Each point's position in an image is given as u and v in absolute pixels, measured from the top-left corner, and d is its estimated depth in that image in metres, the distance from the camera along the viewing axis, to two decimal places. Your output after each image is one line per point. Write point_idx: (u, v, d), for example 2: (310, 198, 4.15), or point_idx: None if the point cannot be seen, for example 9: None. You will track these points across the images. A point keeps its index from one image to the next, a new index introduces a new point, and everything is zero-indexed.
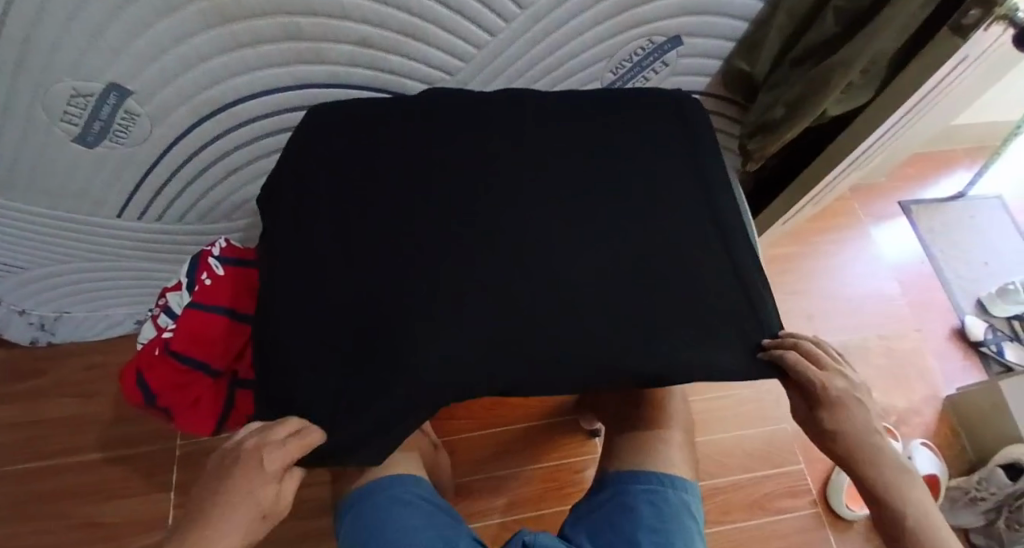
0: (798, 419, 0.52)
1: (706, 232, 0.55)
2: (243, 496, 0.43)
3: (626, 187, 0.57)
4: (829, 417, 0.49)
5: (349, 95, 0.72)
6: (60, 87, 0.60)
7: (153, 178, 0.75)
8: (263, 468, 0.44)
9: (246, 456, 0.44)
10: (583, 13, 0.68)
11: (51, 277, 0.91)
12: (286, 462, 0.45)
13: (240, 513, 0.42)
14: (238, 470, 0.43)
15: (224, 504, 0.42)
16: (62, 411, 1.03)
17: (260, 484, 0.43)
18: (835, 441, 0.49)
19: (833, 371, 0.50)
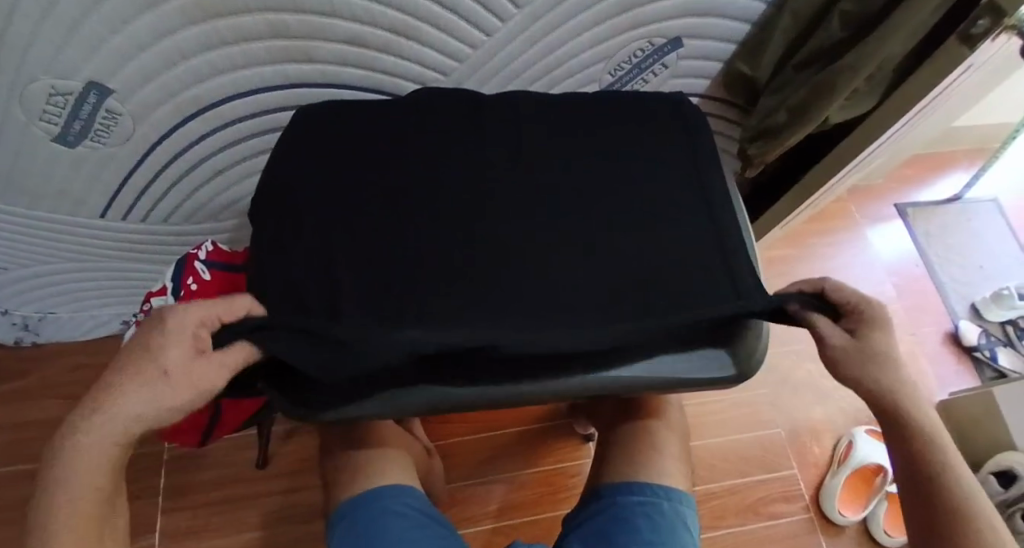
0: (843, 355, 0.47)
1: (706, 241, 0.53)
2: (140, 353, 0.40)
3: (623, 194, 0.55)
4: (879, 341, 0.46)
5: (340, 95, 0.70)
6: (37, 85, 0.58)
7: (137, 178, 0.73)
8: (160, 324, 0.40)
9: (151, 321, 0.42)
10: (581, 14, 0.66)
11: (33, 277, 0.88)
12: (193, 317, 0.41)
13: (137, 370, 0.39)
14: (145, 328, 0.41)
15: (130, 360, 0.40)
16: (45, 414, 1.00)
17: (157, 339, 0.40)
18: (885, 363, 0.46)
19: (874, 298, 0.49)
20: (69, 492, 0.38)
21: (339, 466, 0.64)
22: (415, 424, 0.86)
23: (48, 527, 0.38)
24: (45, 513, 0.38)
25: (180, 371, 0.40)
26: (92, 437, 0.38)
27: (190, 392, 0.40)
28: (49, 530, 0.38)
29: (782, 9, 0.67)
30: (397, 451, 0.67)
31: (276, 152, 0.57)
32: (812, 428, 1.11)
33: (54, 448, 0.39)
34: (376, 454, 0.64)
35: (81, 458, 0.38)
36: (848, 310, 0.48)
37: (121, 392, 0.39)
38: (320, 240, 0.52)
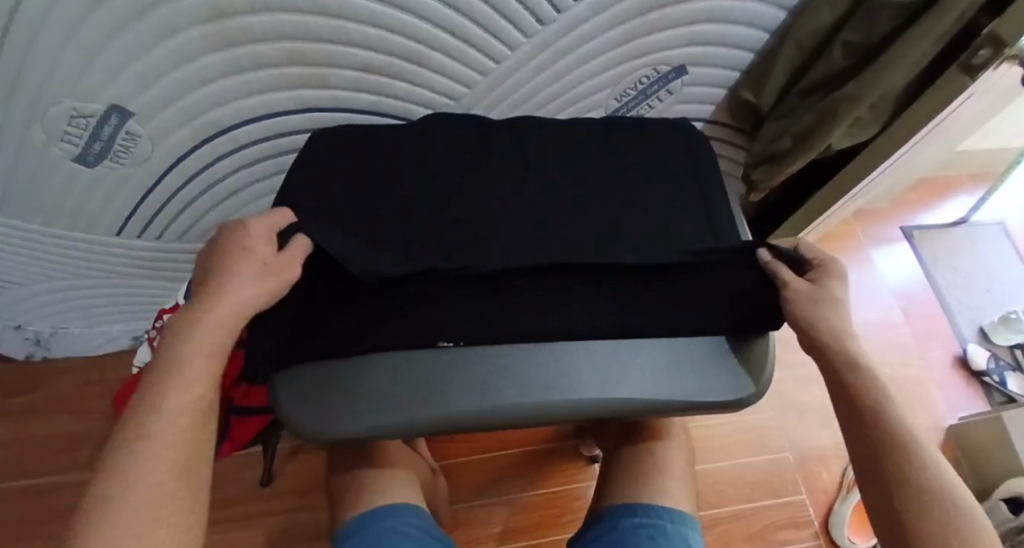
0: (801, 292, 0.49)
1: None
2: (233, 249, 0.46)
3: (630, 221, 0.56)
4: (828, 287, 0.50)
5: (352, 119, 0.71)
6: (59, 107, 0.60)
7: (153, 198, 0.75)
8: (245, 226, 0.47)
9: (228, 231, 0.48)
10: (588, 42, 0.68)
11: (46, 294, 0.90)
12: (267, 225, 0.48)
13: (238, 260, 0.45)
14: (226, 239, 0.47)
15: (223, 263, 0.46)
16: (54, 429, 1.01)
17: (246, 236, 0.47)
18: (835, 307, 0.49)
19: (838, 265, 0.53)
20: (184, 375, 0.41)
21: (344, 485, 0.64)
22: (420, 443, 0.87)
23: (162, 410, 0.40)
24: (159, 396, 0.40)
25: (275, 260, 0.46)
26: (207, 322, 0.43)
27: (284, 278, 0.46)
28: (164, 413, 0.40)
29: (785, 38, 0.69)
30: (402, 471, 0.67)
31: (289, 175, 0.58)
32: (820, 453, 1.11)
33: (168, 341, 0.43)
34: (380, 475, 0.64)
35: (196, 342, 0.42)
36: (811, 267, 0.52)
37: (224, 282, 0.44)
38: None
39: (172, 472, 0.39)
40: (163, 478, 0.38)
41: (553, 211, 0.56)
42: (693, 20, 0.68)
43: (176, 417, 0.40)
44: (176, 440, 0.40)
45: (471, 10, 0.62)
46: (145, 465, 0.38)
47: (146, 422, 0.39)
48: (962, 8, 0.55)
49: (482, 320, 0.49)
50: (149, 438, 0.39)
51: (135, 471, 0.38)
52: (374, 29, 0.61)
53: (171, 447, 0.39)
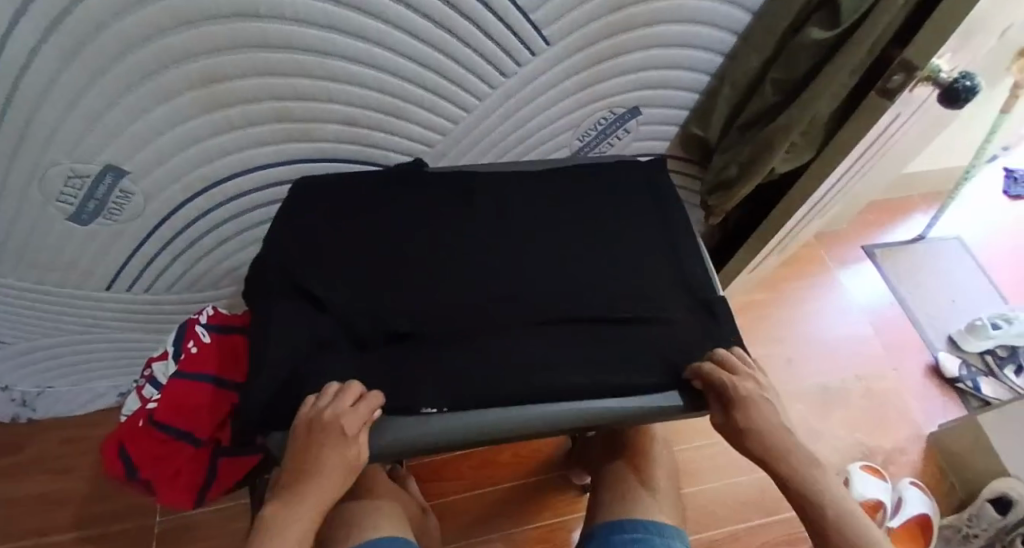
0: (724, 431, 0.53)
1: (674, 287, 0.59)
2: (332, 440, 0.46)
3: (598, 249, 0.61)
4: (745, 416, 0.51)
5: (336, 168, 0.76)
6: (57, 169, 0.63)
7: (143, 250, 0.78)
8: (344, 413, 0.47)
9: (320, 401, 0.48)
10: (550, 90, 0.74)
11: (35, 351, 0.91)
12: (352, 406, 0.47)
13: (334, 454, 0.46)
14: (319, 414, 0.47)
15: (317, 444, 0.46)
16: (39, 489, 1.00)
17: (343, 428, 0.46)
18: (755, 434, 0.51)
19: (744, 375, 0.53)
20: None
21: (337, 521, 0.66)
22: (411, 482, 0.88)
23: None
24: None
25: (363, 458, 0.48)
26: (304, 510, 0.45)
27: (355, 466, 0.47)
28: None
29: (723, 79, 0.76)
30: (388, 508, 0.69)
31: (275, 223, 0.62)
32: None
33: (264, 523, 0.44)
34: (368, 514, 0.66)
35: (292, 531, 0.44)
36: (717, 392, 0.52)
37: (320, 476, 0.46)
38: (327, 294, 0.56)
39: None
40: None
41: (528, 244, 0.60)
42: (643, 67, 0.75)
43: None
44: None
45: (442, 66, 0.67)
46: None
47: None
48: (869, 42, 0.62)
49: (463, 347, 0.53)
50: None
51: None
52: (353, 87, 0.66)
53: None
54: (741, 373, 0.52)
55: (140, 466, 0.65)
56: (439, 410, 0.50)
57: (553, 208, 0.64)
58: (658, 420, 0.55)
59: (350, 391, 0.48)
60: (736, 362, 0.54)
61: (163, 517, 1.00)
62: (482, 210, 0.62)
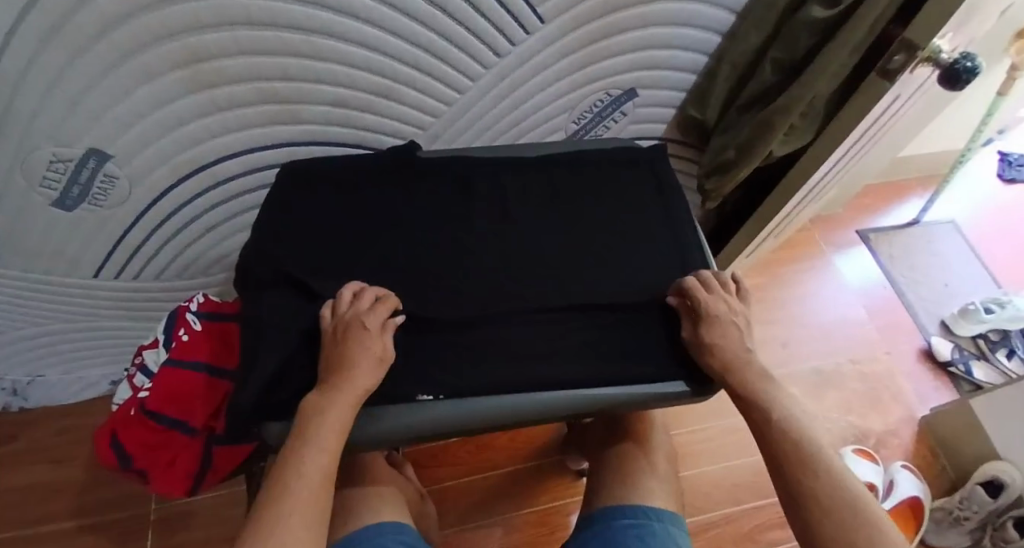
0: (689, 345, 0.53)
1: (671, 270, 0.58)
2: (354, 336, 0.48)
3: (596, 234, 0.60)
4: (712, 332, 0.51)
5: (326, 151, 0.74)
6: (39, 154, 0.62)
7: (132, 236, 0.77)
8: (363, 311, 0.49)
9: (339, 309, 0.50)
10: (544, 71, 0.73)
11: (24, 339, 0.90)
12: (370, 305, 0.50)
13: (359, 346, 0.47)
14: (341, 318, 0.49)
15: (342, 342, 0.48)
16: (33, 479, 1.00)
17: (364, 322, 0.48)
18: (717, 349, 0.51)
19: (718, 297, 0.53)
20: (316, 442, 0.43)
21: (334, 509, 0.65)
22: (408, 467, 0.88)
23: (308, 477, 0.41)
24: (303, 466, 0.42)
25: (390, 355, 0.49)
26: (342, 401, 0.45)
27: (383, 360, 0.48)
28: (306, 480, 0.41)
29: (721, 59, 0.75)
30: (385, 494, 0.69)
31: (264, 207, 0.60)
32: None
33: (301, 419, 0.45)
34: (363, 501, 0.66)
35: (331, 419, 0.44)
36: (690, 308, 0.53)
37: (350, 365, 0.47)
38: (317, 278, 0.55)
39: (311, 512, 0.40)
40: (301, 519, 0.39)
41: (522, 227, 0.59)
42: (639, 47, 0.73)
43: (318, 485, 0.42)
44: (317, 483, 0.42)
45: (433, 45, 0.66)
46: (290, 525, 0.39)
47: (288, 489, 0.41)
48: (872, 18, 0.60)
49: (458, 330, 0.52)
50: (293, 504, 0.40)
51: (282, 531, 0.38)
52: (342, 67, 0.65)
53: (311, 492, 0.41)
54: (716, 295, 0.53)
55: (131, 455, 0.64)
56: (434, 398, 0.50)
57: (547, 191, 0.62)
58: (659, 406, 0.54)
59: (366, 295, 0.51)
60: (715, 284, 0.54)
61: (157, 505, 0.99)
62: (475, 193, 0.61)
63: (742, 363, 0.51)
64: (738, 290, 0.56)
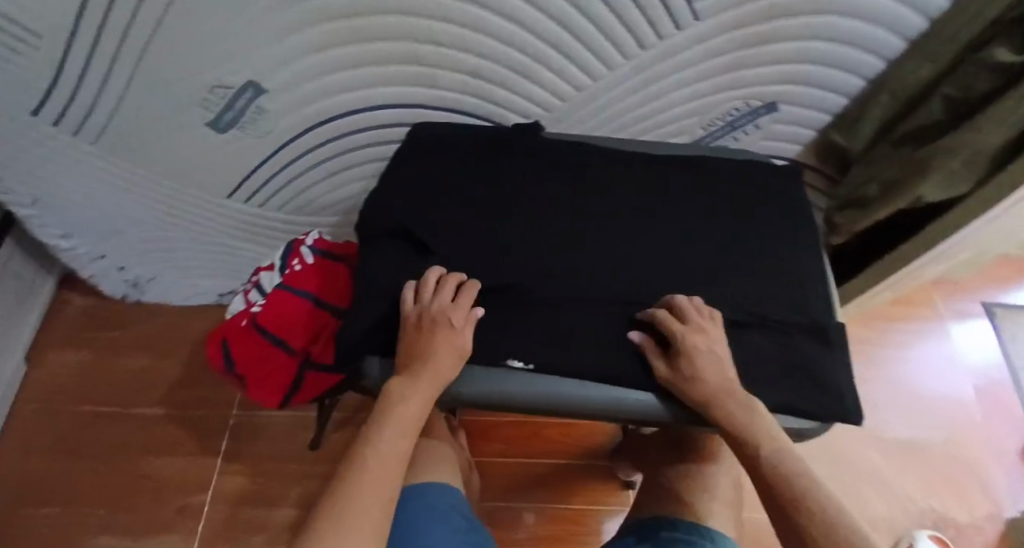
0: (667, 382, 0.50)
1: (796, 302, 0.54)
2: (438, 331, 0.49)
3: (718, 248, 0.57)
4: (692, 366, 0.48)
5: (451, 118, 0.75)
6: (206, 76, 0.68)
7: (267, 167, 0.83)
8: (448, 306, 0.50)
9: (422, 296, 0.51)
10: (685, 70, 0.68)
11: (155, 242, 1.01)
12: (453, 298, 0.51)
13: (443, 341, 0.49)
14: (424, 308, 0.50)
15: (427, 334, 0.49)
16: (135, 365, 1.13)
17: (450, 318, 0.50)
18: (698, 384, 0.48)
19: (695, 326, 0.50)
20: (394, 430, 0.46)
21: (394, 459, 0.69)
22: (460, 436, 0.90)
23: (387, 457, 0.44)
24: (383, 448, 0.45)
25: (469, 351, 0.50)
26: (423, 392, 0.48)
27: (463, 355, 0.50)
28: (384, 461, 0.44)
29: (881, 87, 0.70)
30: (443, 455, 0.72)
31: (393, 160, 0.64)
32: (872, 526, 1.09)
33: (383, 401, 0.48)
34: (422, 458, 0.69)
35: (412, 408, 0.47)
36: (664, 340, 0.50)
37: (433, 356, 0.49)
38: (432, 235, 0.57)
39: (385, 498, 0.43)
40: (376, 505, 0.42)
41: (640, 227, 0.58)
42: (792, 60, 0.69)
43: (394, 467, 0.44)
44: (391, 469, 0.44)
45: (584, 31, 0.63)
46: (367, 499, 0.42)
47: (369, 465, 0.44)
48: None
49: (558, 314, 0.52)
50: (372, 480, 0.43)
51: (360, 503, 0.42)
52: (485, 38, 0.64)
53: (387, 479, 0.44)
54: (693, 324, 0.50)
55: (235, 361, 0.70)
56: (524, 366, 0.51)
57: (668, 192, 0.60)
58: None
59: (450, 286, 0.52)
60: (692, 312, 0.51)
61: (235, 413, 1.09)
62: (592, 182, 0.61)
63: (730, 399, 0.48)
64: (714, 313, 0.52)
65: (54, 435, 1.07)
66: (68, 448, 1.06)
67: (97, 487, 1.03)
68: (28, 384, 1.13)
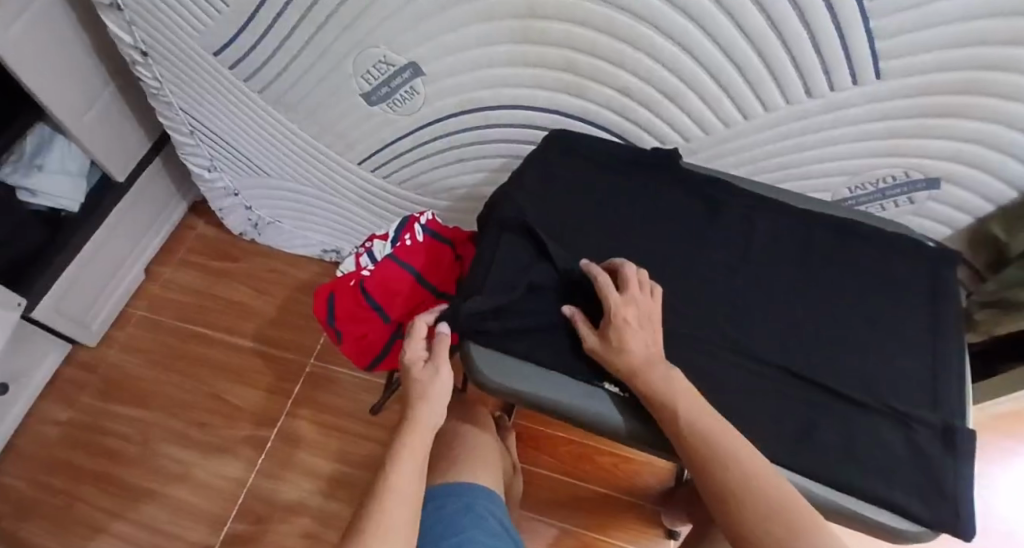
0: (593, 351, 0.50)
1: (919, 397, 0.50)
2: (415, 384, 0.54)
3: (844, 324, 0.53)
4: (620, 333, 0.49)
5: (586, 130, 0.73)
6: (375, 52, 0.73)
7: (401, 143, 0.87)
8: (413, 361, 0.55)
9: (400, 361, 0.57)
10: (846, 127, 0.61)
11: (284, 188, 1.10)
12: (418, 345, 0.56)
13: (419, 389, 0.54)
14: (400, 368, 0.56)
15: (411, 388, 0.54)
16: (237, 297, 1.22)
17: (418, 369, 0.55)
18: (622, 351, 0.48)
19: (629, 298, 0.50)
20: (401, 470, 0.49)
21: (440, 452, 0.72)
22: (509, 438, 0.90)
23: (407, 488, 0.47)
24: (402, 477, 0.48)
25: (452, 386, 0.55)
26: (424, 429, 0.52)
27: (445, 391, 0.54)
28: (404, 489, 0.47)
29: None
30: (487, 458, 0.73)
31: (524, 160, 0.65)
32: None
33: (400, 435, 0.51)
34: (469, 457, 0.71)
35: (421, 443, 0.51)
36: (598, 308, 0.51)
37: (427, 395, 0.53)
38: (551, 242, 0.57)
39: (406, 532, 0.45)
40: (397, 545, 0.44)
41: (763, 280, 0.55)
42: (973, 139, 0.59)
43: (413, 494, 0.47)
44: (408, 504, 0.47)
45: (753, 73, 0.59)
46: (396, 523, 0.45)
47: (394, 492, 0.47)
48: None
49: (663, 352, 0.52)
50: (398, 506, 0.46)
51: (390, 526, 0.44)
52: (643, 57, 0.62)
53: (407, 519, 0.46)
54: (629, 296, 0.50)
55: (336, 316, 0.74)
56: (617, 393, 0.52)
57: (803, 250, 0.57)
58: (839, 523, 0.49)
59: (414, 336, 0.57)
60: (632, 284, 0.51)
61: (313, 362, 1.14)
62: (724, 220, 0.59)
63: (651, 374, 0.47)
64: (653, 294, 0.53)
65: (161, 341, 1.18)
66: (168, 357, 1.16)
67: (185, 400, 1.12)
68: (146, 293, 1.24)
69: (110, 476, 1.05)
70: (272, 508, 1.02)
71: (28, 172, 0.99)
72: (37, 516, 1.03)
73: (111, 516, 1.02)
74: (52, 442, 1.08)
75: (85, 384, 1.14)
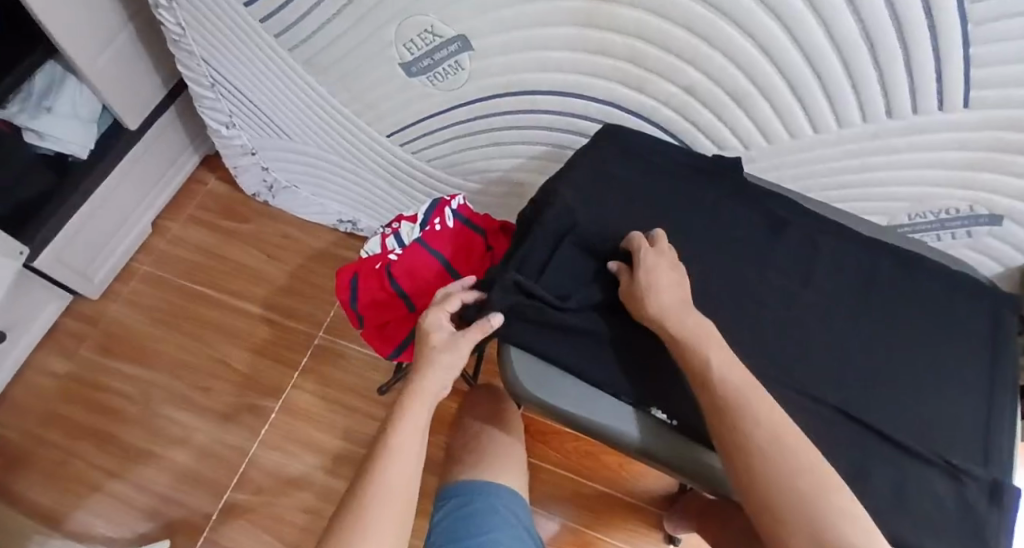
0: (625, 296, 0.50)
1: (971, 449, 0.48)
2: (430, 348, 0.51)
3: (902, 363, 0.51)
4: (645, 269, 0.49)
5: (639, 127, 0.70)
6: (422, 21, 0.69)
7: (437, 119, 0.83)
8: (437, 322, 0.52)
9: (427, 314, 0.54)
10: (919, 152, 0.58)
11: (305, 153, 1.06)
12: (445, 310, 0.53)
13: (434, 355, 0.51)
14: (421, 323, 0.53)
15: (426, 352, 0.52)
16: (246, 260, 1.18)
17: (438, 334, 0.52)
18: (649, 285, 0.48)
19: (657, 245, 0.51)
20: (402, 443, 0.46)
21: (466, 442, 0.70)
22: None
23: (404, 459, 0.46)
24: (400, 446, 0.46)
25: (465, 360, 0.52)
26: (429, 398, 0.50)
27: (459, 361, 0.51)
28: (403, 464, 0.46)
29: None
30: (511, 455, 0.70)
31: (574, 158, 0.61)
32: None
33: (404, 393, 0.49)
34: (492, 453, 0.69)
35: (425, 405, 0.49)
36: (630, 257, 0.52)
37: (438, 361, 0.51)
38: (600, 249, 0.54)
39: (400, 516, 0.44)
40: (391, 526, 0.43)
41: (820, 308, 0.53)
42: None
43: (413, 461, 0.46)
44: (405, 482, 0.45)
45: (832, 84, 0.55)
46: (392, 492, 0.44)
47: (392, 454, 0.46)
48: None
49: None
50: (395, 472, 0.45)
51: (383, 497, 0.43)
52: (715, 54, 0.58)
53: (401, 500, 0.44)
54: (659, 243, 0.51)
55: (360, 300, 0.71)
56: (667, 421, 0.49)
57: (862, 279, 0.55)
58: None
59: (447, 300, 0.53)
60: (661, 237, 0.52)
61: (321, 334, 1.12)
62: (783, 240, 0.56)
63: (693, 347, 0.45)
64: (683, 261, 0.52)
65: (165, 298, 1.15)
66: (172, 315, 1.13)
67: (187, 361, 1.09)
68: (153, 247, 1.20)
69: (106, 432, 1.03)
70: (271, 480, 1.01)
71: (35, 114, 0.94)
72: (30, 467, 1.01)
73: (105, 473, 1.01)
74: (49, 394, 1.06)
75: (85, 337, 1.11)
